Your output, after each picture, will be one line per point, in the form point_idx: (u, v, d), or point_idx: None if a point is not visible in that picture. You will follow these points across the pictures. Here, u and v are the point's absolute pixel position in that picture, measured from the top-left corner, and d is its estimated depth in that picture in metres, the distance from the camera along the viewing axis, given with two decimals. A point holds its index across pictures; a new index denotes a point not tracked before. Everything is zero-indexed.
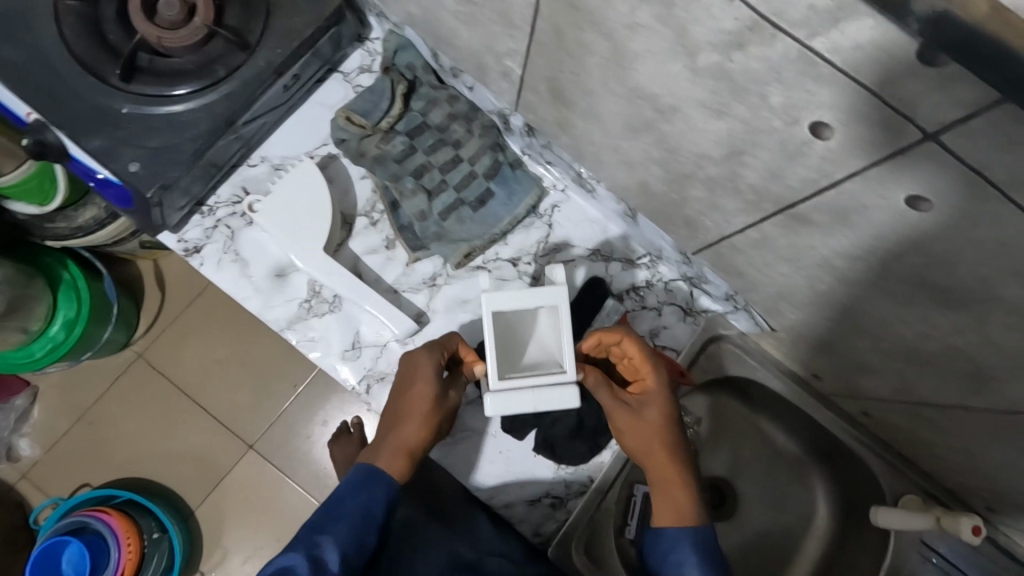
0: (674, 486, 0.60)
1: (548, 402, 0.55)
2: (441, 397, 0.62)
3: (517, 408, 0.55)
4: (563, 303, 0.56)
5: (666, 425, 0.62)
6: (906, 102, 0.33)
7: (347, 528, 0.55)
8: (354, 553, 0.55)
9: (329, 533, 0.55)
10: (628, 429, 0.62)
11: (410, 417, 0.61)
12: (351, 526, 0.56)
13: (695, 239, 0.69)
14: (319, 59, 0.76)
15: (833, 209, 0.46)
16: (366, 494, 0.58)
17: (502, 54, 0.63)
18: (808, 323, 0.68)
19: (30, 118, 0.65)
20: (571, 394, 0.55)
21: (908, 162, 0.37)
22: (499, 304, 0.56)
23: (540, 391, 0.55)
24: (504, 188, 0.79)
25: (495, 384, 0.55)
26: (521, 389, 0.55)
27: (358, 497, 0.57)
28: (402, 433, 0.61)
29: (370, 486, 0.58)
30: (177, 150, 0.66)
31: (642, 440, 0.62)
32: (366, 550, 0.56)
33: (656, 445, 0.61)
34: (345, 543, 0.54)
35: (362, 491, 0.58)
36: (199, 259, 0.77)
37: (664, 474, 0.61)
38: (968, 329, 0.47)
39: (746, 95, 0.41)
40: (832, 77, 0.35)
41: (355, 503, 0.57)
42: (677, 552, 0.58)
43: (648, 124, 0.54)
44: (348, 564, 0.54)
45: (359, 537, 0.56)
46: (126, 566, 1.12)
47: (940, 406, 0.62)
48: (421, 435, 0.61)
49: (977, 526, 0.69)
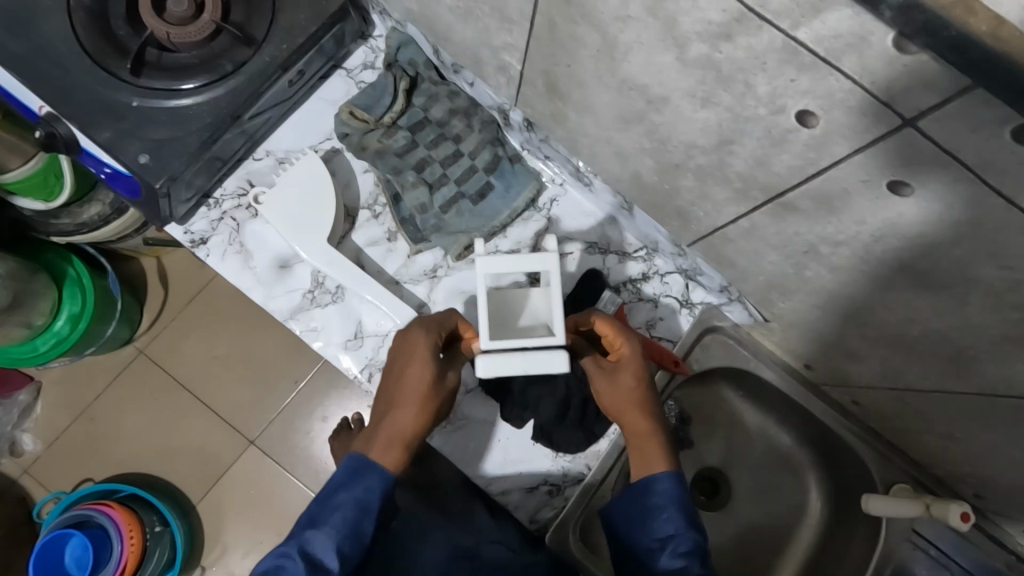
0: (647, 442, 0.62)
1: (538, 364, 0.57)
2: (438, 380, 0.63)
3: (507, 370, 0.57)
4: (554, 268, 0.57)
5: (641, 389, 0.63)
6: (883, 88, 0.35)
7: (339, 522, 0.58)
8: (350, 544, 0.58)
9: (320, 530, 0.57)
10: (603, 395, 0.64)
11: (404, 402, 0.62)
12: (344, 518, 0.58)
13: (689, 231, 0.70)
14: (323, 56, 0.78)
15: (818, 195, 0.48)
16: (360, 485, 0.59)
17: (500, 49, 0.65)
18: (798, 313, 0.70)
19: (42, 111, 0.68)
20: (562, 358, 0.57)
21: (888, 147, 0.39)
22: (493, 268, 0.57)
23: (530, 355, 0.57)
24: (503, 182, 0.81)
25: (486, 347, 0.57)
26: (513, 352, 0.57)
27: (348, 491, 0.59)
28: (398, 419, 0.61)
29: (365, 476, 0.59)
30: (183, 142, 0.68)
31: (618, 405, 0.64)
32: (363, 537, 0.59)
33: (629, 408, 0.63)
34: (337, 536, 0.57)
35: (356, 483, 0.59)
36: (205, 250, 0.78)
37: (638, 435, 0.63)
38: (950, 312, 0.49)
39: (734, 85, 0.43)
40: (814, 65, 0.36)
41: (345, 496, 0.59)
42: (648, 502, 0.61)
43: (640, 115, 0.56)
44: (343, 554, 0.57)
45: (354, 527, 0.58)
46: (128, 559, 1.13)
47: (926, 392, 0.63)
48: (417, 420, 0.62)
49: (965, 512, 0.70)
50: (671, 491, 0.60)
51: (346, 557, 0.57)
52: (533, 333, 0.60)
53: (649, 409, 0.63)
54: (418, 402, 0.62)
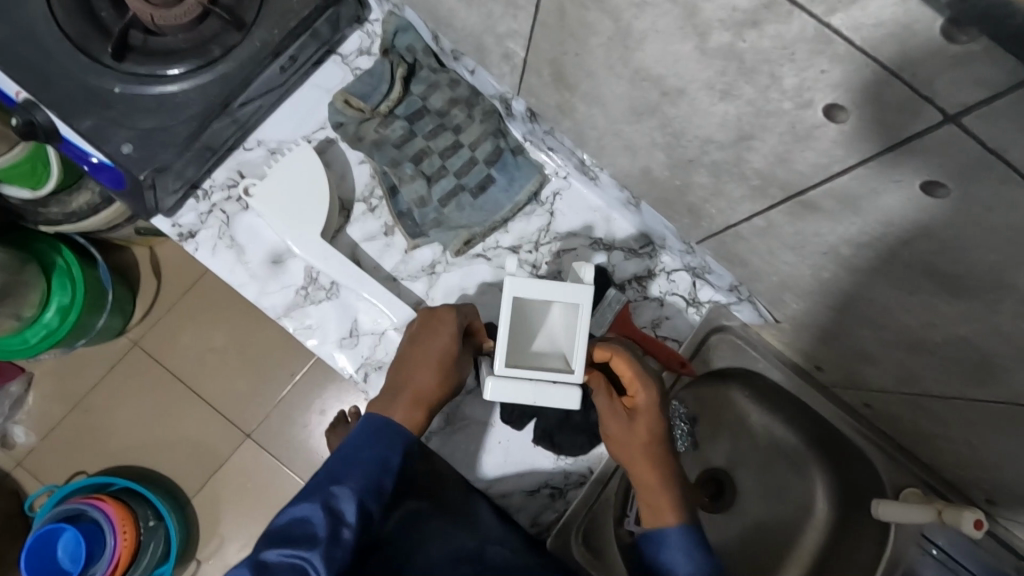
0: (657, 493, 0.59)
1: (548, 396, 0.55)
2: (461, 357, 0.63)
3: (516, 397, 0.55)
4: (587, 303, 0.55)
5: (652, 439, 0.60)
6: (926, 81, 0.31)
7: (362, 476, 0.57)
8: (371, 498, 0.57)
9: (344, 482, 0.56)
10: (613, 439, 0.61)
11: (433, 380, 0.61)
12: (363, 473, 0.57)
13: (699, 228, 0.67)
14: (317, 41, 0.74)
15: (842, 195, 0.45)
16: (382, 444, 0.58)
17: (503, 36, 0.62)
18: (811, 314, 0.67)
19: (20, 97, 0.64)
20: (574, 396, 0.55)
21: (926, 144, 0.35)
22: (523, 290, 0.54)
23: (542, 386, 0.55)
24: (505, 174, 0.77)
25: (500, 368, 0.55)
26: (526, 380, 0.55)
27: (371, 448, 0.58)
28: (421, 385, 0.61)
29: (389, 434, 0.59)
30: (169, 131, 0.64)
31: (627, 451, 0.61)
32: (382, 494, 0.57)
33: (636, 457, 0.60)
34: (361, 489, 0.56)
35: (375, 443, 0.58)
36: (194, 243, 0.75)
37: (648, 488, 0.59)
38: (977, 318, 0.46)
39: (757, 76, 0.40)
40: (850, 56, 0.33)
41: (368, 451, 0.58)
42: (660, 556, 0.58)
43: (652, 107, 0.53)
44: (363, 508, 0.56)
45: (373, 482, 0.57)
46: (121, 554, 1.12)
47: (944, 398, 0.61)
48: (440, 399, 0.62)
49: (979, 520, 0.68)
50: (682, 543, 0.57)
51: (366, 511, 0.56)
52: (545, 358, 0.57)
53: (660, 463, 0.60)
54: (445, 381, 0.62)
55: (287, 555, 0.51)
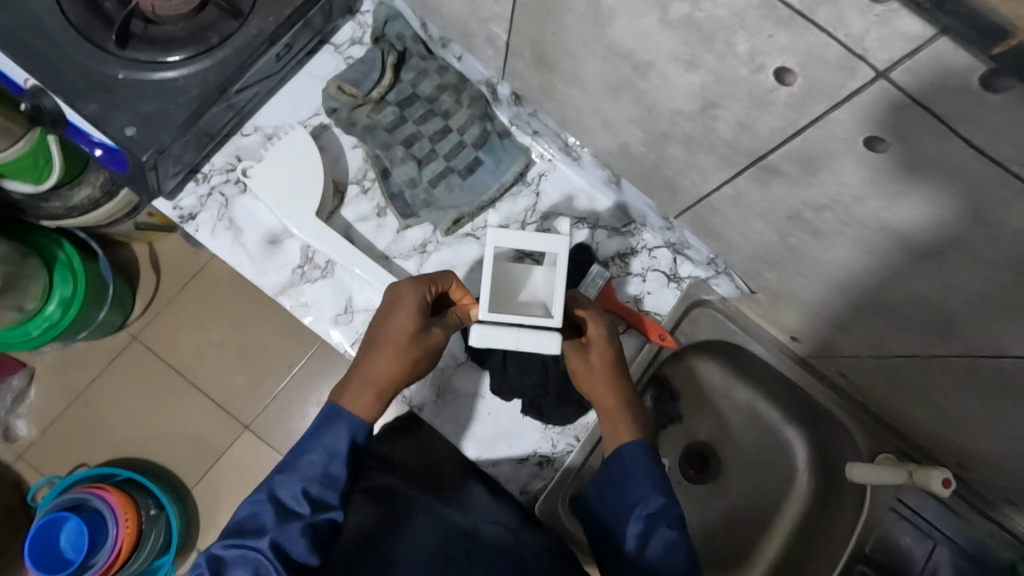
0: (617, 414, 0.63)
1: (530, 342, 0.58)
2: (414, 341, 0.63)
3: (499, 342, 0.57)
4: (564, 253, 0.58)
5: (610, 368, 0.65)
6: (860, 41, 0.35)
7: (309, 465, 0.61)
8: (322, 488, 0.60)
9: (293, 474, 0.60)
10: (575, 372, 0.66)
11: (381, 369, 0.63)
12: (311, 466, 0.61)
13: (676, 202, 0.71)
14: (311, 31, 0.77)
15: (799, 157, 0.48)
16: (330, 433, 0.62)
17: (487, 20, 0.65)
18: (784, 283, 0.70)
19: (28, 83, 0.67)
20: (555, 341, 0.57)
21: (866, 102, 0.39)
22: (504, 240, 0.57)
23: (524, 332, 0.57)
24: (492, 157, 0.81)
25: (484, 316, 0.58)
26: (508, 327, 0.58)
27: (321, 437, 0.62)
28: (375, 368, 0.63)
29: (339, 423, 0.62)
30: (170, 115, 0.67)
31: (588, 382, 0.65)
32: (335, 482, 0.61)
33: (595, 385, 0.65)
34: (308, 480, 0.60)
35: (325, 431, 0.62)
36: (194, 225, 0.78)
37: (608, 411, 0.64)
38: (928, 273, 0.50)
39: (716, 45, 0.43)
40: (794, 21, 0.37)
41: (318, 440, 0.62)
42: (620, 472, 0.62)
43: (625, 82, 0.56)
44: (313, 496, 0.60)
45: (324, 473, 0.61)
46: (124, 542, 1.14)
47: (908, 358, 0.64)
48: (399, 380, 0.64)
49: (946, 479, 0.72)
50: (640, 458, 0.61)
51: (316, 500, 0.60)
52: (529, 310, 0.62)
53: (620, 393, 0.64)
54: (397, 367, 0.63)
55: (239, 547, 0.57)
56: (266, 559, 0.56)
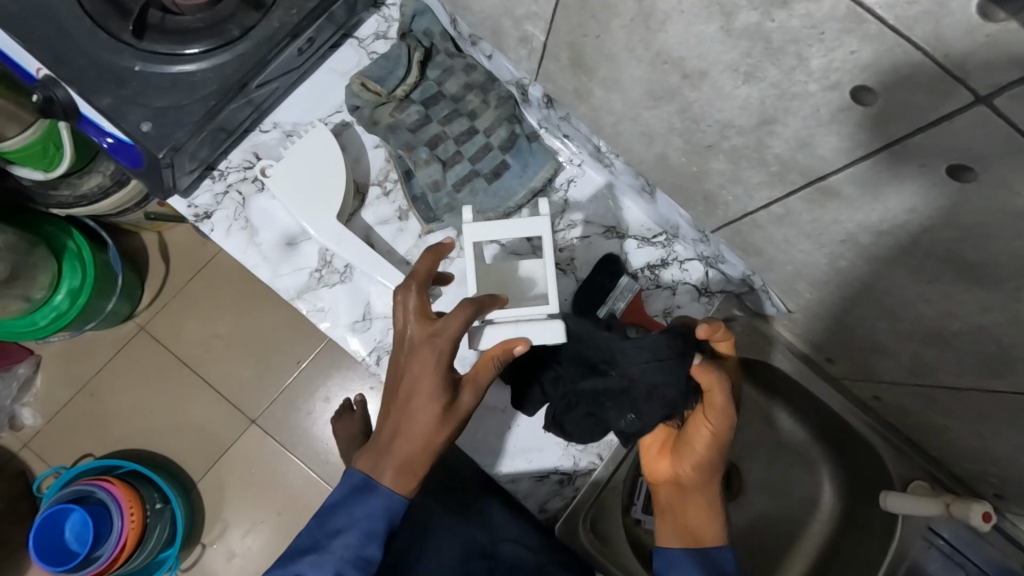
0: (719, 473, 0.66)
1: (530, 337, 0.61)
2: (421, 370, 0.57)
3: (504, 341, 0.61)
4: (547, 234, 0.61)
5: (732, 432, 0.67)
6: (958, 61, 0.32)
7: (342, 547, 0.57)
8: (356, 570, 0.57)
9: (325, 555, 0.57)
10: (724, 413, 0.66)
11: (398, 412, 0.57)
12: (347, 546, 0.57)
13: (714, 216, 0.67)
14: (333, 24, 0.73)
15: (863, 179, 0.45)
16: (365, 505, 0.57)
17: (522, 18, 0.61)
18: (825, 304, 0.67)
19: (40, 74, 0.64)
20: (556, 329, 0.61)
21: (954, 129, 0.35)
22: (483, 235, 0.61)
23: (523, 323, 0.61)
24: (520, 161, 0.77)
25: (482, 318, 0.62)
26: (508, 322, 0.62)
27: (355, 514, 0.57)
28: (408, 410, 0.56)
29: (371, 495, 0.57)
30: (186, 111, 0.64)
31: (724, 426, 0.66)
32: (370, 565, 0.57)
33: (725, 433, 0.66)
34: (343, 563, 0.57)
35: (358, 503, 0.57)
36: (209, 224, 0.75)
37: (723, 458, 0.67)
38: (996, 307, 0.46)
39: (783, 57, 0.40)
40: (880, 36, 0.33)
41: (350, 517, 0.57)
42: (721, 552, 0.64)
43: (672, 91, 0.53)
44: None
45: (358, 555, 0.57)
46: (129, 535, 1.12)
47: (956, 389, 0.61)
48: (417, 425, 0.56)
49: (986, 513, 0.69)
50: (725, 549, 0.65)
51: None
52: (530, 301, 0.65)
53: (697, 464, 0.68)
54: (411, 406, 0.56)
55: None
56: None
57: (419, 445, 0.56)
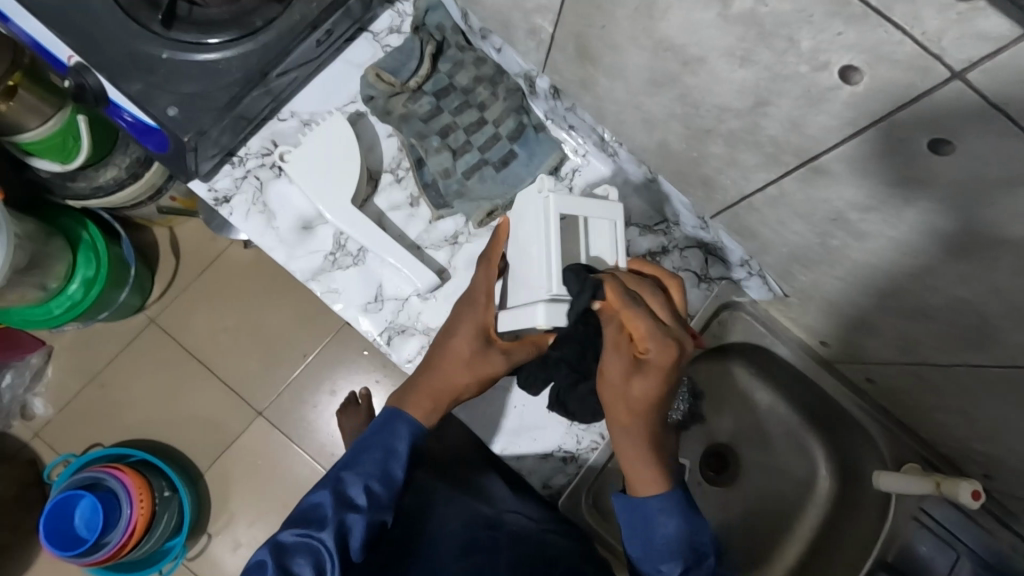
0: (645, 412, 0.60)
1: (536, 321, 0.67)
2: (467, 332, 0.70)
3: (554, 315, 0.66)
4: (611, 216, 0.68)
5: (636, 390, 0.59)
6: (933, 39, 0.35)
7: (370, 464, 0.65)
8: (380, 484, 0.64)
9: (354, 470, 0.64)
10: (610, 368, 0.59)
11: (439, 354, 0.70)
12: (374, 463, 0.65)
13: (712, 201, 0.70)
14: (350, 18, 0.77)
15: (851, 157, 0.48)
16: (394, 428, 0.67)
17: (531, 11, 0.65)
18: (818, 286, 0.70)
19: (72, 61, 0.67)
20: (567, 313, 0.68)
21: (932, 104, 0.39)
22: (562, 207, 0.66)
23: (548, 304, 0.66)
24: (527, 150, 0.81)
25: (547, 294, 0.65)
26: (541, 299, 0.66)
27: (385, 435, 0.66)
28: (449, 355, 0.70)
29: (401, 420, 0.67)
30: (211, 97, 0.68)
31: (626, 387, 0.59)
32: (393, 482, 0.65)
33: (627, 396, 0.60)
34: (369, 477, 0.64)
35: (389, 427, 0.67)
36: (228, 208, 0.79)
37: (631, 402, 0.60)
38: (976, 279, 0.49)
39: (775, 41, 0.43)
40: (862, 17, 0.36)
41: (380, 437, 0.66)
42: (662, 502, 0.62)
43: (673, 78, 0.56)
44: (372, 492, 0.63)
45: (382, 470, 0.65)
46: (139, 522, 1.14)
47: (943, 366, 0.64)
48: (451, 375, 0.69)
49: (976, 491, 0.72)
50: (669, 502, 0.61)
51: (374, 496, 0.63)
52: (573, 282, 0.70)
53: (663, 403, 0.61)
54: (450, 357, 0.70)
55: (301, 536, 0.59)
56: (323, 543, 0.58)
57: (450, 388, 0.69)
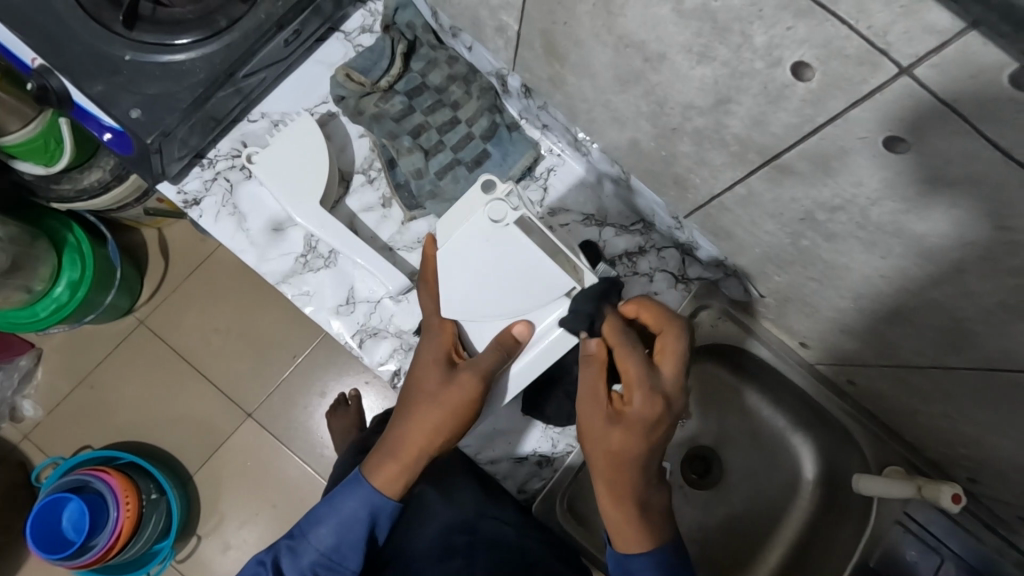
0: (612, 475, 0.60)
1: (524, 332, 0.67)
2: (423, 377, 0.65)
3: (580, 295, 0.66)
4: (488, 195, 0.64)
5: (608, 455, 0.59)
6: (882, 33, 0.33)
7: (318, 542, 0.66)
8: (329, 555, 0.66)
9: (303, 546, 0.66)
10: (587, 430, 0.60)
11: (410, 404, 0.65)
12: (322, 545, 0.66)
13: (685, 200, 0.69)
14: (320, 17, 0.76)
15: (814, 155, 0.46)
16: (350, 501, 0.66)
17: (498, 8, 0.64)
18: (793, 287, 0.69)
19: (36, 63, 0.67)
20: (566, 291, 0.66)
21: (886, 99, 0.37)
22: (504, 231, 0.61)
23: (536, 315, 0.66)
24: (500, 149, 0.79)
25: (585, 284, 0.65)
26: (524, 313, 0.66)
27: (337, 512, 0.66)
28: (420, 408, 0.64)
29: (359, 492, 0.66)
30: (175, 98, 0.67)
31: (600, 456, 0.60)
32: (343, 560, 0.66)
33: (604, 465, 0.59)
34: (317, 558, 0.66)
35: (348, 497, 0.66)
36: (198, 210, 0.78)
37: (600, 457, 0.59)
38: (946, 280, 0.48)
39: (730, 36, 0.42)
40: (812, 11, 0.35)
41: (332, 511, 0.66)
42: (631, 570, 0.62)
43: (637, 75, 0.55)
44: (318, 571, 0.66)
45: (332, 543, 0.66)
46: (124, 525, 1.14)
47: (921, 368, 0.62)
48: (422, 423, 0.64)
49: (956, 494, 0.70)
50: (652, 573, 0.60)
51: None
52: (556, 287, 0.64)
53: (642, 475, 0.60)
54: (418, 406, 0.64)
55: None
56: None
57: (421, 440, 0.64)
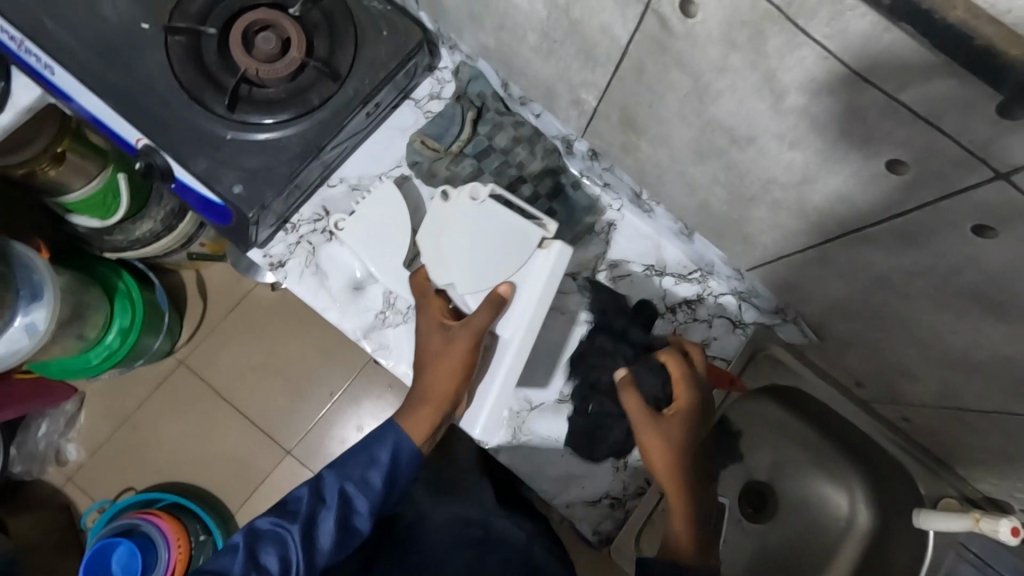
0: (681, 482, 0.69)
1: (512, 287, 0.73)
2: (427, 342, 0.72)
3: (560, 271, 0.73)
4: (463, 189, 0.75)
5: (686, 449, 0.70)
6: (982, 145, 0.38)
7: (351, 467, 0.69)
8: (356, 490, 0.69)
9: (335, 471, 0.69)
10: (660, 452, 0.69)
11: (428, 360, 0.71)
12: (352, 471, 0.69)
13: (751, 255, 0.74)
14: (396, 89, 0.81)
15: (898, 231, 0.51)
16: (380, 435, 0.71)
17: (578, 86, 0.69)
18: (855, 334, 0.73)
19: (141, 143, 0.72)
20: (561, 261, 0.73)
21: (978, 195, 0.42)
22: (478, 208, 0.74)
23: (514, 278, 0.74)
24: (566, 209, 0.84)
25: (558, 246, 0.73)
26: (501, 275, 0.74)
27: (369, 445, 0.70)
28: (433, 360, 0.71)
29: (389, 430, 0.71)
30: (273, 172, 0.72)
31: (664, 460, 0.69)
32: (370, 488, 0.69)
33: (664, 469, 0.69)
34: (345, 481, 0.69)
35: (380, 434, 0.71)
36: (284, 272, 0.83)
37: (672, 476, 0.69)
38: (1018, 338, 0.52)
39: (828, 132, 0.47)
40: (915, 122, 0.40)
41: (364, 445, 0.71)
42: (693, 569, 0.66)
43: (718, 152, 0.60)
44: (348, 496, 0.68)
45: (360, 478, 0.69)
46: (177, 566, 1.17)
47: (982, 410, 0.67)
48: (437, 372, 0.70)
49: (1015, 527, 0.72)
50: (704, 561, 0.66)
51: (348, 499, 0.68)
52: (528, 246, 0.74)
53: (684, 453, 0.70)
54: (430, 359, 0.71)
55: (275, 523, 0.67)
56: (293, 540, 0.66)
57: (438, 388, 0.70)
